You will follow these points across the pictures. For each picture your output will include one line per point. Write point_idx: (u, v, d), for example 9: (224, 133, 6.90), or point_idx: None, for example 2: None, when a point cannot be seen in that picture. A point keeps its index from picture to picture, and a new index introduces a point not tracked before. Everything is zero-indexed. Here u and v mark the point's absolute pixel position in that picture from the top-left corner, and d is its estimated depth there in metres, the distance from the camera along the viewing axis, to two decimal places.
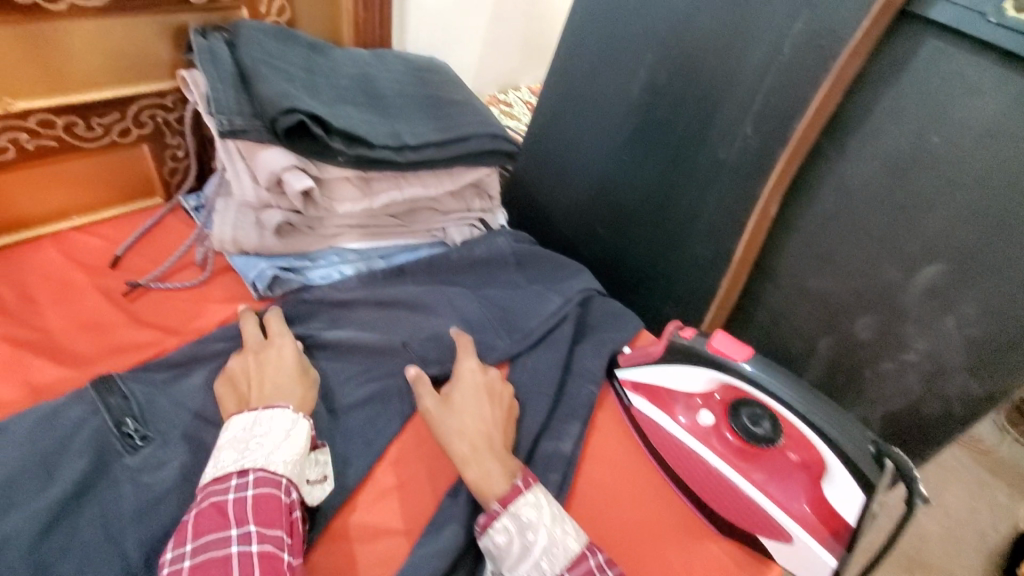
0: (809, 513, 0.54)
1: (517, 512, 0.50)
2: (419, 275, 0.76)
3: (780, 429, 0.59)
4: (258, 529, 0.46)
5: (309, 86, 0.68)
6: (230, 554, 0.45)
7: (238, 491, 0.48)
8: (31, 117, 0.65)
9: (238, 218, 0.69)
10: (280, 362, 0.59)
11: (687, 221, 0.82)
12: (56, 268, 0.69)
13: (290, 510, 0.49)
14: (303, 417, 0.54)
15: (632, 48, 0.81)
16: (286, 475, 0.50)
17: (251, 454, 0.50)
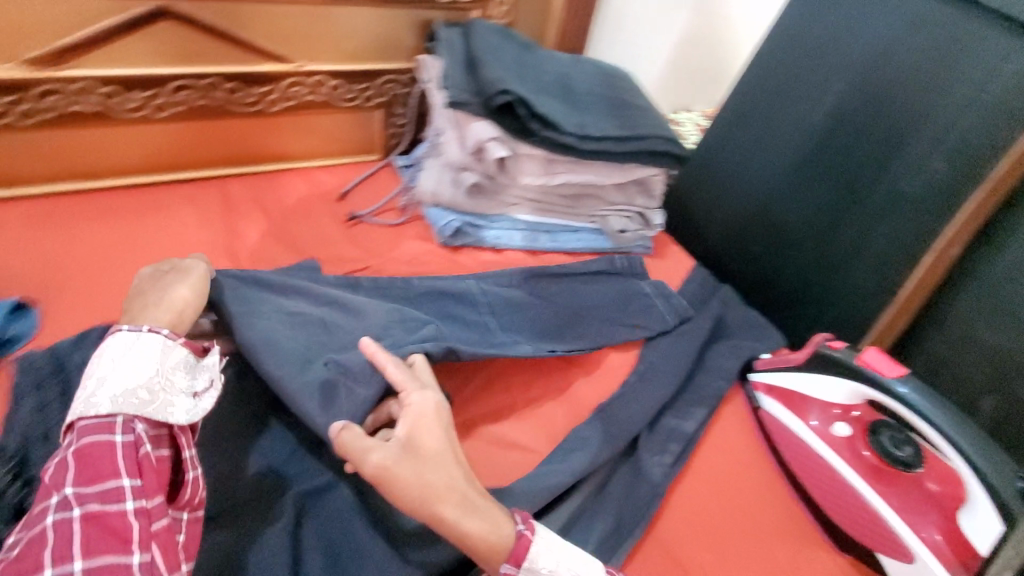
0: (940, 543, 0.52)
1: (533, 567, 0.46)
2: (374, 290, 0.67)
3: (923, 458, 0.57)
4: (77, 490, 0.42)
5: (519, 76, 0.80)
6: (47, 526, 0.40)
7: (65, 451, 0.43)
8: (313, 76, 0.85)
9: (439, 175, 0.81)
10: (138, 290, 0.54)
11: (853, 249, 0.81)
12: (302, 193, 0.88)
13: (132, 451, 0.44)
14: (132, 337, 0.48)
15: (822, 76, 0.82)
16: (122, 412, 0.45)
17: (84, 400, 0.45)
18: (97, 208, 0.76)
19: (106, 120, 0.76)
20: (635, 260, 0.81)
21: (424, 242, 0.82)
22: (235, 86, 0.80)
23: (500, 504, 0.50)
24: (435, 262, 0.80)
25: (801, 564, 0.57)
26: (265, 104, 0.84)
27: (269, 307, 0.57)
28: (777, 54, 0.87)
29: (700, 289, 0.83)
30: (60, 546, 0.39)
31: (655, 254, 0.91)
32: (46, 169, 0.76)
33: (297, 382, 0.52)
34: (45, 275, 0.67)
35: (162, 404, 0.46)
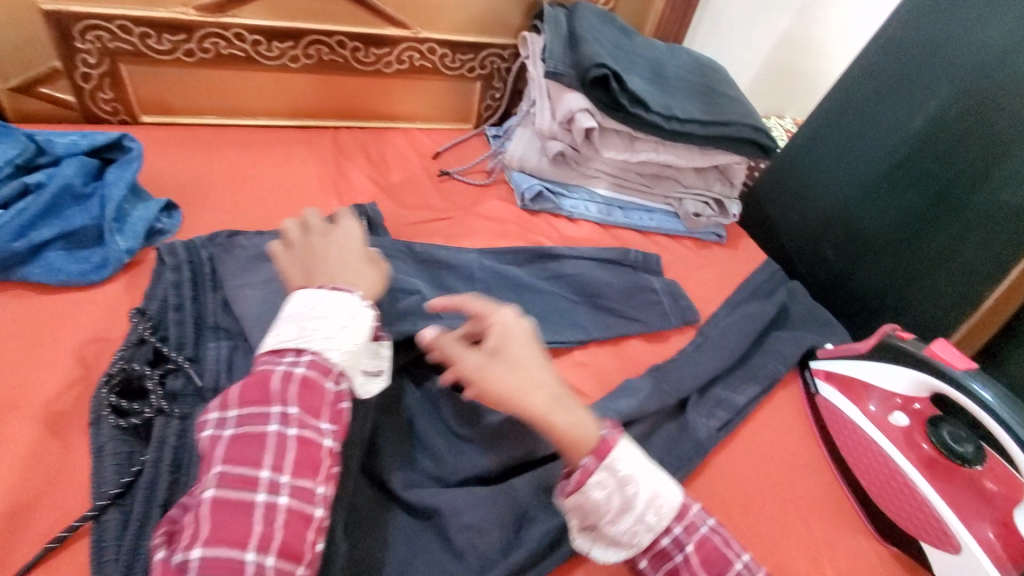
0: (992, 540, 0.52)
1: (613, 465, 0.46)
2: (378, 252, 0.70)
3: (983, 458, 0.56)
4: (298, 413, 0.44)
5: (615, 56, 0.85)
6: (267, 432, 0.43)
7: (289, 365, 0.46)
8: (426, 43, 0.93)
9: (529, 143, 0.88)
10: (345, 245, 0.57)
11: (939, 258, 0.79)
12: (401, 147, 0.96)
13: (334, 401, 0.46)
14: (369, 309, 0.51)
15: (926, 81, 0.80)
16: (340, 364, 0.48)
17: (310, 335, 0.48)
18: (233, 139, 0.88)
19: (251, 64, 0.88)
20: (650, 257, 0.81)
21: (506, 202, 0.88)
22: (357, 45, 0.90)
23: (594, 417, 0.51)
24: (515, 220, 0.85)
25: (838, 545, 0.57)
26: (381, 64, 0.93)
27: (263, 278, 0.63)
28: (876, 60, 0.85)
29: (770, 279, 0.83)
30: (273, 459, 0.42)
31: (728, 243, 0.92)
32: (197, 103, 0.89)
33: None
34: (188, 187, 0.78)
35: (358, 373, 0.50)
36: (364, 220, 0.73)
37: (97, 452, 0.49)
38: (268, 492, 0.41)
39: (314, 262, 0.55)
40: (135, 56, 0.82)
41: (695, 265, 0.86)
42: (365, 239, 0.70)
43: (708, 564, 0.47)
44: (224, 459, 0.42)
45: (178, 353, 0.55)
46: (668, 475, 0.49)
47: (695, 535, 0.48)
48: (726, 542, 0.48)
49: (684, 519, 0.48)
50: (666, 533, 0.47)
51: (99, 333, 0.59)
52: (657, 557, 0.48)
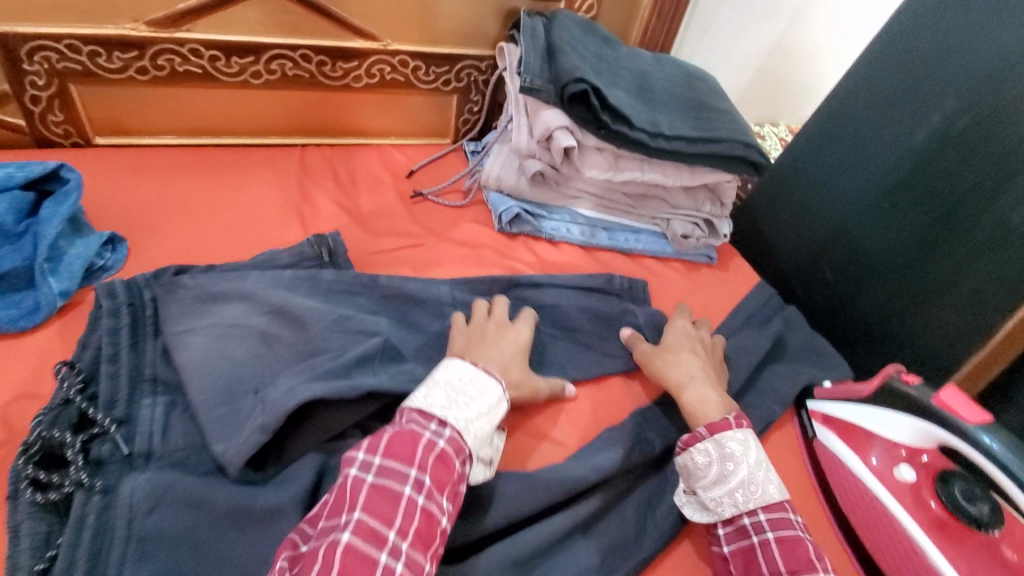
0: None
1: (723, 441, 0.53)
2: (338, 289, 0.64)
3: (1001, 520, 0.50)
4: (430, 483, 0.45)
5: (596, 68, 0.79)
6: (402, 494, 0.43)
7: (434, 435, 0.47)
8: (397, 56, 0.88)
9: (506, 161, 0.82)
10: (512, 342, 0.62)
11: (945, 283, 0.74)
12: (373, 166, 0.90)
13: (458, 481, 0.46)
14: (505, 401, 0.53)
15: (930, 93, 0.74)
16: (471, 446, 0.48)
17: (457, 411, 0.49)
18: (192, 161, 0.83)
19: (209, 81, 0.82)
20: (636, 284, 0.76)
21: (482, 225, 0.83)
22: (323, 59, 0.84)
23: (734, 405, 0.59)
24: (491, 245, 0.80)
25: None
26: (350, 79, 0.88)
27: (208, 322, 0.57)
28: (872, 70, 0.79)
29: (764, 306, 0.78)
30: (401, 522, 0.42)
31: (719, 266, 0.87)
32: (154, 123, 0.83)
33: (209, 413, 0.51)
34: (139, 217, 0.73)
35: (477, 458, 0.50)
36: (326, 252, 0.68)
37: (12, 531, 0.44)
38: (389, 555, 0.41)
39: (478, 345, 0.60)
40: (85, 76, 0.77)
41: (685, 290, 0.81)
42: (325, 274, 0.64)
43: (786, 557, 0.47)
44: (363, 507, 0.42)
45: (105, 415, 0.50)
46: (779, 477, 0.53)
47: (785, 530, 0.49)
48: (818, 553, 0.48)
49: (776, 514, 0.50)
50: (749, 512, 0.51)
51: (27, 389, 0.54)
52: (736, 534, 0.51)
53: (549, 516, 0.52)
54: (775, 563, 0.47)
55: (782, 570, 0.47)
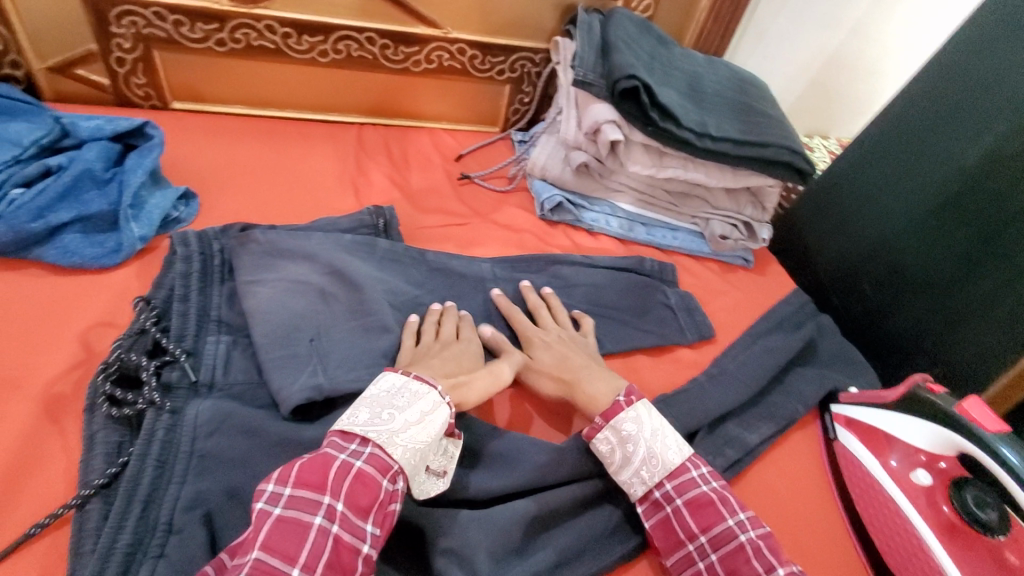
0: None
1: (619, 425, 0.54)
2: (391, 257, 0.68)
3: (1009, 526, 0.50)
4: (346, 510, 0.42)
5: (649, 67, 0.81)
6: (310, 525, 0.41)
7: (352, 456, 0.45)
8: (456, 44, 0.92)
9: (552, 151, 0.85)
10: (462, 355, 0.59)
11: (980, 305, 0.73)
12: (424, 148, 0.94)
13: (385, 503, 0.45)
14: (445, 404, 0.51)
15: (986, 112, 0.73)
16: (400, 466, 0.46)
17: (381, 425, 0.47)
18: (259, 130, 0.88)
19: (280, 57, 0.87)
20: (666, 267, 0.80)
21: (525, 211, 0.86)
22: (387, 43, 0.89)
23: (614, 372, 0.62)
24: (531, 230, 0.83)
25: None
26: (410, 63, 0.92)
27: (276, 276, 0.61)
28: (931, 87, 0.79)
29: (796, 310, 0.79)
30: (310, 556, 0.40)
31: (755, 269, 0.87)
32: (225, 92, 0.89)
33: (270, 354, 0.55)
34: (209, 176, 0.78)
35: (418, 473, 0.48)
36: (381, 223, 0.71)
37: (89, 438, 0.49)
38: None
39: (423, 356, 0.58)
40: (168, 43, 0.83)
41: (717, 288, 0.82)
42: (380, 240, 0.68)
43: (697, 518, 0.50)
44: (263, 544, 0.39)
45: (176, 345, 0.55)
46: (673, 439, 0.54)
47: (690, 490, 0.52)
48: (725, 500, 0.51)
49: (679, 478, 0.52)
50: (656, 485, 0.52)
51: (106, 318, 0.59)
52: (652, 508, 0.52)
53: (572, 483, 0.55)
54: (689, 526, 0.50)
55: (697, 531, 0.50)
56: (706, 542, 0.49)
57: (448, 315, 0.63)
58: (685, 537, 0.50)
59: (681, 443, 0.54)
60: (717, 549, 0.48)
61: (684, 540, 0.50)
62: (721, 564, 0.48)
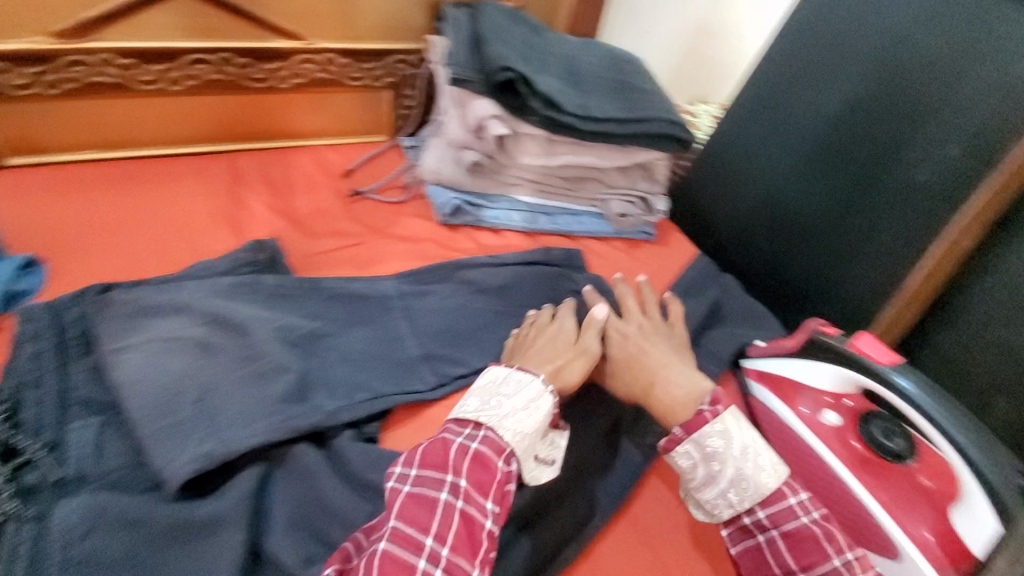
0: (932, 544, 0.50)
1: (703, 441, 0.51)
2: (281, 294, 0.63)
3: (915, 449, 0.56)
4: (468, 485, 0.46)
5: (524, 57, 0.80)
6: (437, 500, 0.45)
7: (467, 439, 0.49)
8: (323, 54, 0.87)
9: (443, 153, 0.81)
10: (556, 336, 0.63)
11: (860, 243, 0.77)
12: (308, 169, 0.89)
13: (501, 483, 0.48)
14: (548, 393, 0.53)
15: (838, 64, 0.78)
16: (511, 447, 0.49)
17: (491, 410, 0.51)
18: (114, 176, 0.79)
19: (125, 91, 0.79)
20: (573, 254, 0.79)
21: (423, 219, 0.83)
22: (247, 62, 0.82)
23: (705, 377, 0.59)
24: (433, 238, 0.80)
25: None
26: (276, 80, 0.86)
27: (147, 338, 0.55)
28: (790, 47, 0.83)
29: (701, 275, 0.81)
30: (439, 526, 0.44)
31: (658, 241, 0.89)
32: (67, 138, 0.79)
33: (151, 427, 0.49)
34: (58, 237, 0.69)
35: (528, 459, 0.51)
36: (265, 258, 0.66)
37: None
38: (428, 562, 0.42)
39: (525, 346, 0.63)
40: None
41: (626, 266, 0.83)
42: (266, 277, 0.63)
43: (796, 553, 0.48)
44: (398, 516, 0.44)
45: (34, 442, 0.48)
46: (768, 459, 0.51)
47: (789, 522, 0.49)
48: (829, 535, 0.48)
49: (776, 506, 0.49)
50: (747, 512, 0.50)
51: None
52: (739, 533, 0.51)
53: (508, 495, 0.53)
54: (784, 560, 0.48)
55: (795, 570, 0.47)
56: None
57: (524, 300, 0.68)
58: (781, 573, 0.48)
59: (777, 466, 0.50)
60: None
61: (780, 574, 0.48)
62: None
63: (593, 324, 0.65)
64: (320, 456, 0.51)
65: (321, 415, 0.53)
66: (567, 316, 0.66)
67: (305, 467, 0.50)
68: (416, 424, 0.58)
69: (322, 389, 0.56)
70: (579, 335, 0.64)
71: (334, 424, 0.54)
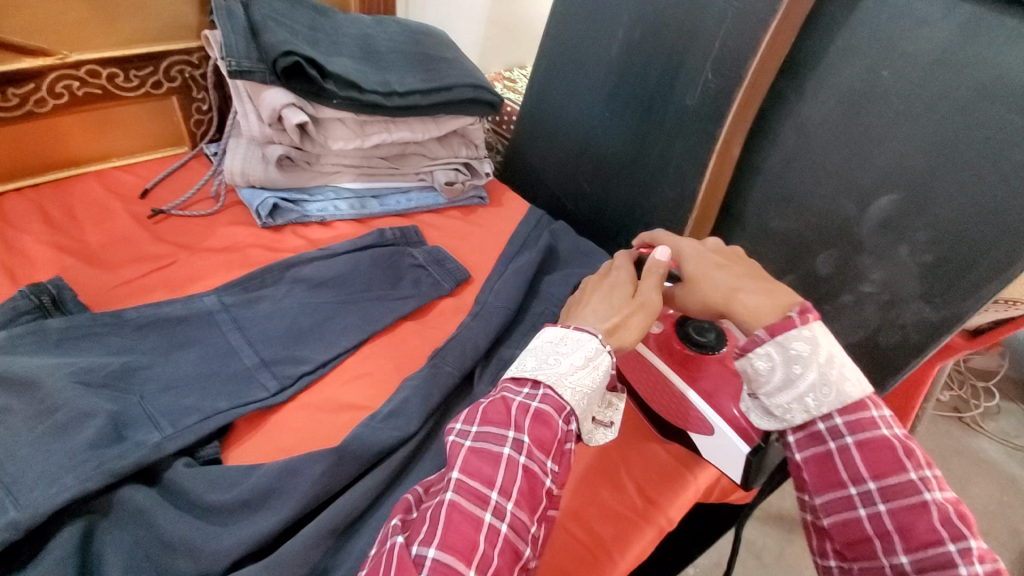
0: (737, 417, 0.57)
1: (786, 345, 0.51)
2: (76, 336, 0.56)
3: (723, 341, 0.62)
4: (530, 442, 0.47)
5: (311, 40, 0.77)
6: (501, 453, 0.46)
7: (528, 398, 0.49)
8: (81, 67, 0.76)
9: (247, 153, 0.78)
10: (611, 290, 0.58)
11: (658, 169, 0.86)
12: (95, 196, 0.79)
13: (562, 440, 0.49)
14: (607, 351, 0.51)
15: (611, 10, 0.85)
16: (574, 407, 0.50)
17: (549, 369, 0.50)
18: None
19: None
20: (407, 230, 0.79)
21: (241, 226, 0.78)
22: None
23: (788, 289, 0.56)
24: (256, 243, 0.75)
25: (636, 457, 0.61)
26: (31, 104, 0.74)
27: None
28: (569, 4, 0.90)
29: (534, 227, 0.85)
30: (503, 481, 0.45)
31: (492, 203, 0.93)
32: None
33: None
34: None
35: (586, 420, 0.52)
36: (48, 303, 0.58)
37: None
38: (493, 515, 0.44)
39: (580, 305, 0.58)
40: None
41: (464, 232, 0.85)
42: (51, 323, 0.56)
43: (868, 461, 0.50)
44: (461, 470, 0.45)
45: None
46: (853, 370, 0.51)
47: (865, 431, 0.51)
48: (908, 451, 0.50)
49: (855, 416, 0.51)
50: (823, 417, 0.52)
51: None
52: (810, 439, 0.53)
53: (371, 471, 0.52)
54: (855, 468, 0.51)
55: (867, 477, 0.50)
56: (875, 490, 0.50)
57: (623, 261, 0.61)
58: (848, 479, 0.51)
59: (861, 379, 0.51)
60: (888, 499, 0.49)
61: (847, 482, 0.51)
62: (894, 514, 0.49)
63: (654, 270, 0.58)
64: (150, 493, 0.47)
65: (145, 450, 0.49)
66: (623, 266, 0.60)
67: (134, 508, 0.46)
68: (263, 433, 0.56)
69: (142, 424, 0.51)
70: (637, 287, 0.58)
71: (162, 456, 0.50)
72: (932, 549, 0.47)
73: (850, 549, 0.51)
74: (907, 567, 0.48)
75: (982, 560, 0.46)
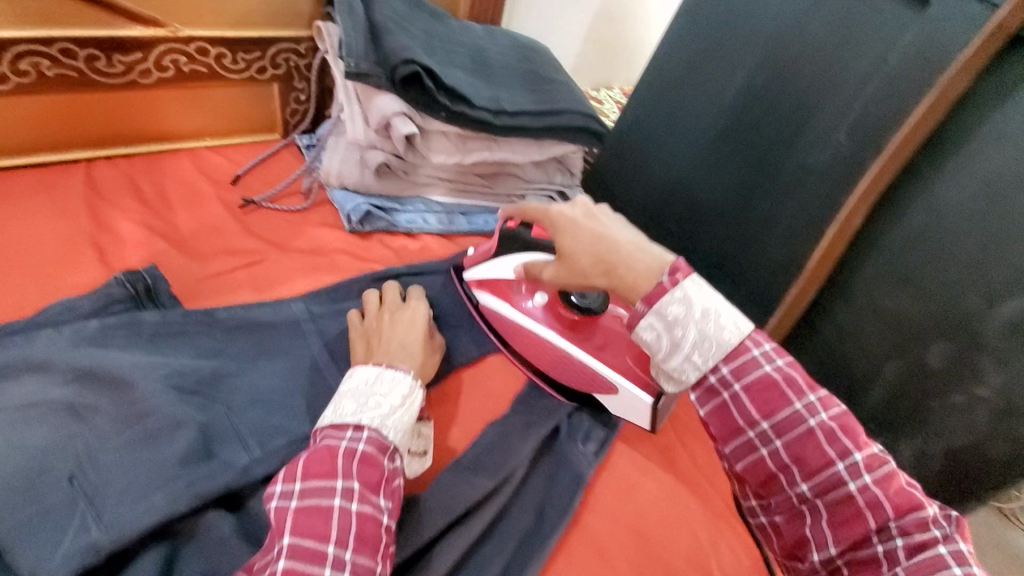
0: (631, 366, 0.61)
1: (663, 311, 0.50)
2: (167, 333, 0.54)
3: (606, 300, 0.64)
4: (359, 485, 0.44)
5: (428, 47, 0.75)
6: (332, 506, 0.42)
7: (351, 442, 0.45)
8: (192, 43, 0.74)
9: (345, 155, 0.76)
10: (410, 325, 0.59)
11: (765, 225, 0.81)
12: (187, 177, 0.77)
13: (389, 477, 0.46)
14: (419, 387, 0.51)
15: (733, 53, 0.81)
16: (395, 443, 0.47)
17: (371, 411, 0.47)
18: None
19: None
20: None
21: (330, 228, 0.75)
22: (93, 53, 0.68)
23: (661, 248, 0.54)
24: (343, 249, 0.73)
25: (722, 543, 0.57)
26: (136, 74, 0.73)
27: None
28: (688, 41, 0.86)
29: None
30: (337, 532, 0.42)
31: None
32: None
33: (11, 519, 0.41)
34: None
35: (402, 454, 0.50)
36: (142, 293, 0.56)
37: None
38: (333, 569, 0.40)
39: (375, 339, 0.57)
40: None
41: None
42: (145, 315, 0.54)
43: (757, 403, 0.50)
44: (292, 530, 0.41)
45: None
46: (728, 318, 0.50)
47: (750, 375, 0.50)
48: (790, 381, 0.50)
49: (737, 361, 0.50)
50: (712, 371, 0.50)
51: None
52: (707, 394, 0.52)
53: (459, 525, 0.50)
54: (747, 410, 0.50)
55: (759, 418, 0.50)
56: (770, 429, 0.50)
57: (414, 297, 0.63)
58: (745, 424, 0.51)
59: (739, 323, 0.50)
60: (781, 435, 0.49)
61: (745, 427, 0.51)
62: (789, 447, 0.49)
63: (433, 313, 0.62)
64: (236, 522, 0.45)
65: (233, 472, 0.47)
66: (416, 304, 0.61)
67: (219, 537, 0.44)
68: None
69: (229, 442, 0.49)
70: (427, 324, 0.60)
71: (250, 481, 0.47)
72: (823, 472, 0.48)
73: (763, 488, 0.51)
74: (809, 494, 0.49)
75: (870, 468, 0.47)
